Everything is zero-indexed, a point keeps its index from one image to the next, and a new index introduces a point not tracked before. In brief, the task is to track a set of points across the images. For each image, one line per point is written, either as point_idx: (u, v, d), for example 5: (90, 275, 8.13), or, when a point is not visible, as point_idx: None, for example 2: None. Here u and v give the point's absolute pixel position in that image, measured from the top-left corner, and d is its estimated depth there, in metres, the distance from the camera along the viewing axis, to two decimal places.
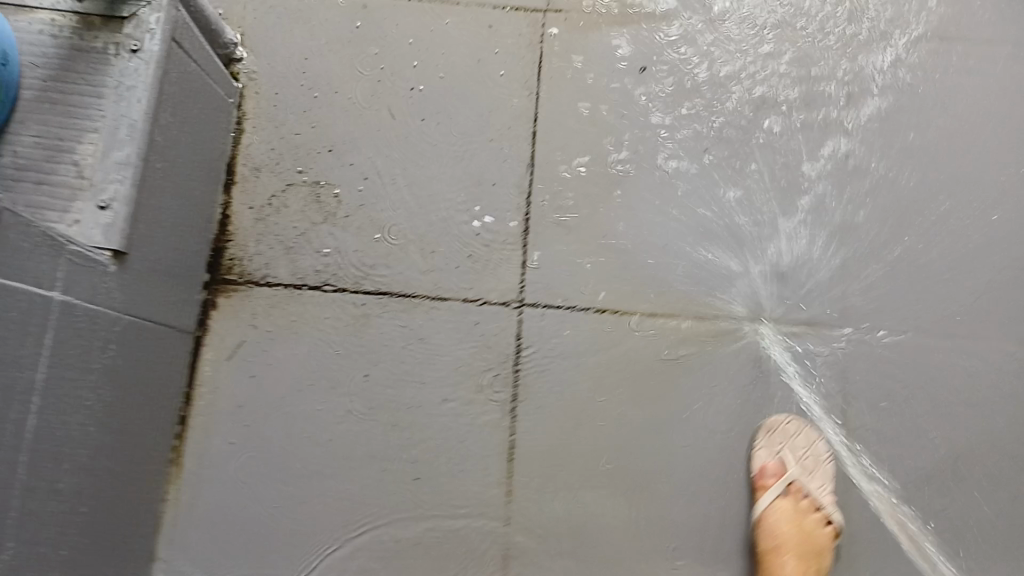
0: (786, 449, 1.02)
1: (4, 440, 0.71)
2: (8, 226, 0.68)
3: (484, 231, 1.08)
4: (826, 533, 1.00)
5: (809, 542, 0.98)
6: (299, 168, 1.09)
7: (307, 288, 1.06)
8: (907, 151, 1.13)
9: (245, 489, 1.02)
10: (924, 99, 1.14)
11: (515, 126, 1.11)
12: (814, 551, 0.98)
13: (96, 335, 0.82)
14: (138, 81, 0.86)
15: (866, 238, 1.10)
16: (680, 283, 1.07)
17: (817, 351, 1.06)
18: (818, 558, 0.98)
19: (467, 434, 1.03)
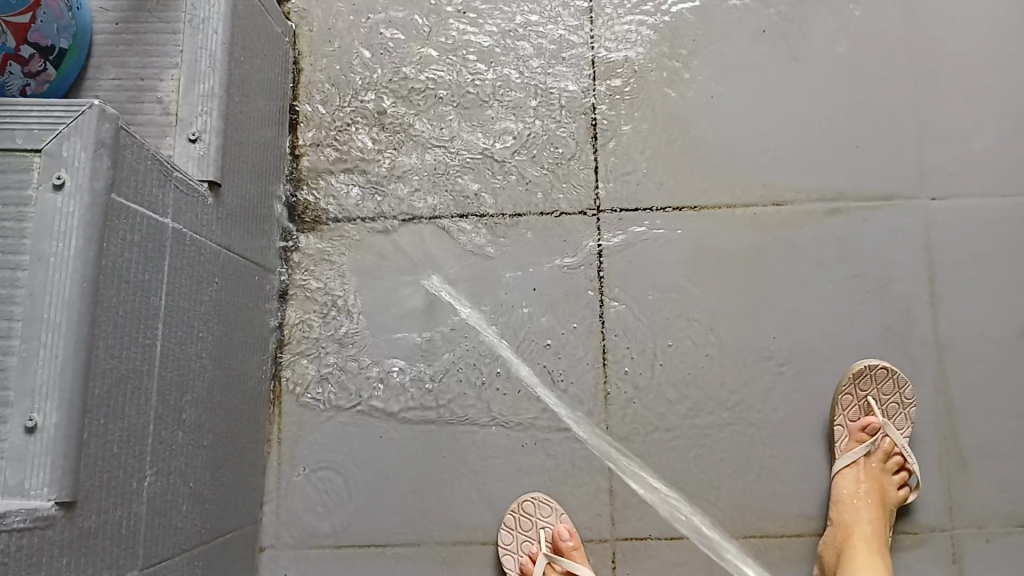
0: (872, 396, 1.00)
1: (137, 363, 0.70)
2: (125, 147, 0.67)
3: (553, 140, 1.08)
4: (901, 493, 0.99)
5: (884, 495, 0.98)
6: (363, 101, 1.10)
7: (385, 219, 1.08)
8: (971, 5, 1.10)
9: (349, 419, 1.04)
10: None
11: (571, 34, 1.10)
12: (886, 506, 0.98)
13: (203, 267, 0.82)
14: (212, 13, 0.86)
15: (938, 104, 1.08)
16: (752, 171, 1.07)
17: (901, 223, 1.05)
18: (889, 516, 0.98)
19: (558, 343, 1.04)
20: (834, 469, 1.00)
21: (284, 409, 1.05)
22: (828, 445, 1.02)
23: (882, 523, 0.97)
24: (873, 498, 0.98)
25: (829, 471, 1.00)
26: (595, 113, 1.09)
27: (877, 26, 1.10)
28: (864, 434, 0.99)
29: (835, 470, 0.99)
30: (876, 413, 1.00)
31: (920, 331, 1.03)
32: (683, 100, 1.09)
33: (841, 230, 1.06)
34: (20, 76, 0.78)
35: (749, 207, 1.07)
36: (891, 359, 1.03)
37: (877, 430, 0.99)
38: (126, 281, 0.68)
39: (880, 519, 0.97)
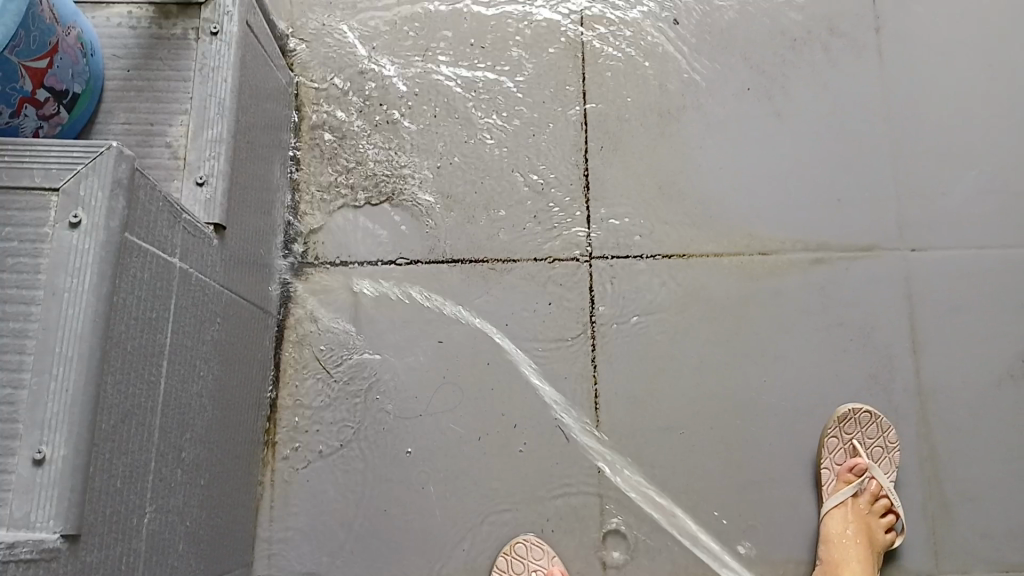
0: (858, 438, 1.03)
1: (142, 398, 0.71)
2: (139, 188, 0.69)
3: (548, 189, 1.12)
4: (889, 536, 1.01)
5: (872, 538, 1.00)
6: (363, 148, 1.13)
7: (383, 263, 1.10)
8: (947, 64, 1.15)
9: (343, 460, 1.04)
10: (955, 19, 1.17)
11: (564, 88, 1.15)
12: (873, 548, 1.00)
13: (206, 307, 0.84)
14: (222, 62, 0.89)
15: (912, 159, 1.13)
16: (739, 221, 1.11)
17: (881, 272, 1.09)
18: (877, 558, 1.00)
19: (551, 386, 1.06)
20: (823, 509, 1.01)
21: (277, 451, 1.05)
22: (816, 487, 1.03)
23: (870, 564, 0.99)
24: (861, 539, 0.99)
25: (818, 512, 1.02)
26: (587, 164, 1.13)
27: (855, 84, 1.15)
28: (852, 475, 1.02)
29: (823, 510, 1.01)
30: (862, 455, 1.02)
31: (903, 376, 1.06)
32: (672, 151, 1.13)
33: (826, 278, 1.09)
34: (34, 119, 0.78)
35: (736, 255, 1.10)
36: (875, 406, 1.06)
37: (864, 471, 1.02)
38: (135, 318, 0.69)
39: (868, 560, 0.99)
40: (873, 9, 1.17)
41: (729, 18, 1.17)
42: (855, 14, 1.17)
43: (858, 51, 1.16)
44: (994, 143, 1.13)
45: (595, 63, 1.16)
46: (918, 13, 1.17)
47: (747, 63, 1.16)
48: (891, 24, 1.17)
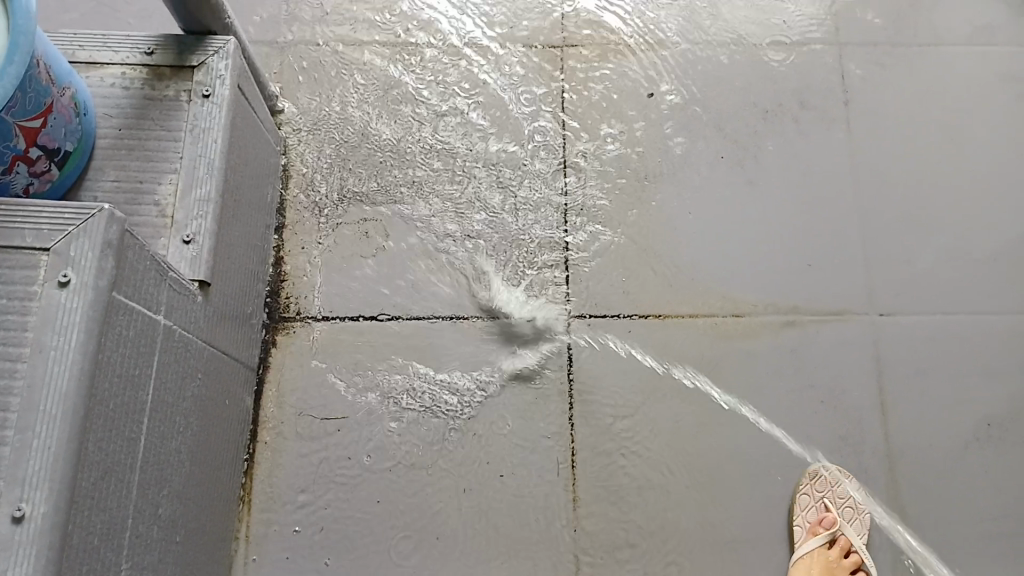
0: (829, 496, 1.05)
1: (122, 456, 0.72)
2: (128, 248, 0.71)
3: (529, 249, 1.14)
4: None
5: None
6: (347, 206, 1.15)
7: (364, 319, 1.12)
8: (910, 138, 1.20)
9: (320, 516, 1.04)
10: (919, 94, 1.22)
11: (546, 152, 1.18)
12: None
13: (188, 363, 0.85)
14: (213, 124, 0.92)
15: (880, 226, 1.17)
16: (713, 283, 1.14)
17: (850, 336, 1.12)
18: None
19: (528, 444, 1.07)
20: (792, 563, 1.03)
21: (253, 506, 1.04)
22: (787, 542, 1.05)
23: None
24: None
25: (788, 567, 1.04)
26: (566, 227, 1.15)
27: (824, 154, 1.20)
28: (821, 528, 1.03)
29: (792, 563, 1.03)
30: (833, 511, 1.04)
31: (873, 438, 1.09)
32: (649, 214, 1.16)
33: (798, 340, 1.12)
34: (25, 176, 0.80)
35: (710, 317, 1.13)
36: (845, 468, 1.08)
37: (835, 526, 1.04)
38: (118, 375, 0.70)
39: None
40: (840, 84, 1.23)
41: (703, 89, 1.22)
42: (823, 88, 1.22)
43: (826, 123, 1.21)
44: (956, 213, 1.18)
45: (574, 130, 1.19)
46: (883, 89, 1.23)
47: (720, 132, 1.20)
48: (857, 99, 1.22)
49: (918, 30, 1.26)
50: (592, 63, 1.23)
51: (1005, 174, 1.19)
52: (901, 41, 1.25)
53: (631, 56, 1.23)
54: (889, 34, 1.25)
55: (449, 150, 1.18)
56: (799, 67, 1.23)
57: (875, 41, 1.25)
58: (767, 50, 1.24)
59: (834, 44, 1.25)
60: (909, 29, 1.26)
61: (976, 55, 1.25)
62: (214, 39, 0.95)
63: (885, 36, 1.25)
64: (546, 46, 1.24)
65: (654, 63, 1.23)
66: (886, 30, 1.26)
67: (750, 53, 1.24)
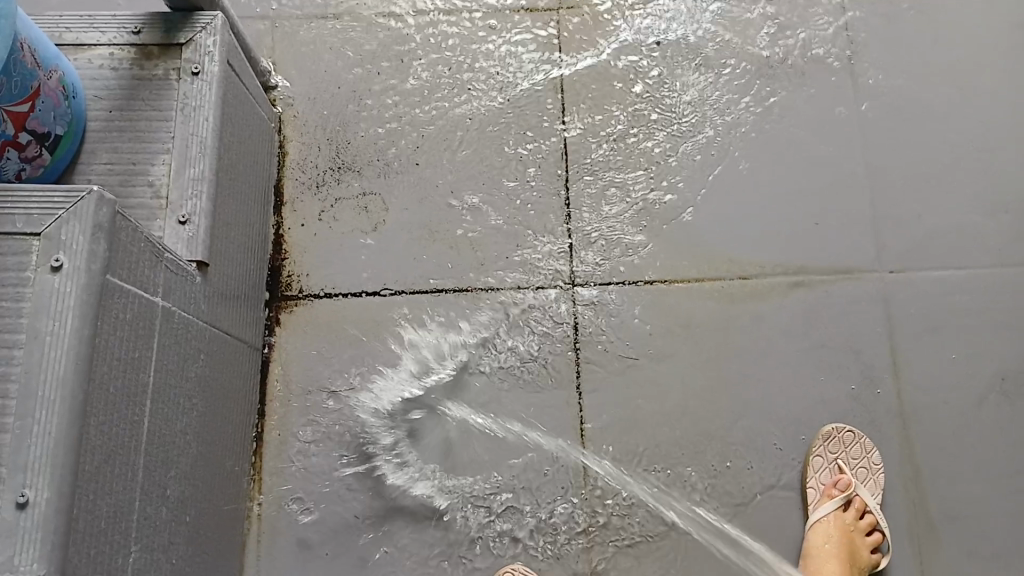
0: (842, 458, 1.04)
1: (126, 439, 0.72)
2: (120, 230, 0.70)
3: (530, 216, 1.13)
4: (875, 555, 1.02)
5: (856, 555, 1.01)
6: (345, 181, 1.14)
7: (366, 294, 1.11)
8: (918, 92, 1.18)
9: (331, 492, 1.04)
10: (925, 44, 1.19)
11: (545, 118, 1.16)
12: (857, 564, 1.01)
13: (190, 345, 0.85)
14: (204, 101, 0.91)
15: (887, 182, 1.15)
16: (720, 246, 1.12)
17: (859, 294, 1.11)
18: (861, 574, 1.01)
19: (536, 415, 1.07)
20: (809, 526, 1.02)
21: (264, 485, 1.04)
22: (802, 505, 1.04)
23: None
24: (844, 554, 1.00)
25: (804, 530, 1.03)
26: (567, 196, 1.14)
27: (830, 110, 1.17)
28: (836, 490, 1.03)
29: (809, 527, 1.02)
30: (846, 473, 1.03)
31: (884, 397, 1.07)
32: (651, 177, 1.14)
33: (806, 300, 1.10)
34: (16, 161, 0.79)
35: (716, 280, 1.11)
36: (858, 428, 1.06)
37: (848, 488, 1.03)
38: (117, 358, 0.70)
39: None
40: (845, 38, 1.20)
41: (703, 49, 1.19)
42: (826, 42, 1.19)
43: (831, 78, 1.18)
44: (965, 167, 1.15)
45: (572, 96, 1.17)
46: (888, 43, 1.19)
47: (722, 93, 1.17)
48: (861, 53, 1.19)
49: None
50: (588, 26, 1.20)
51: (1016, 122, 1.16)
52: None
53: (628, 17, 1.21)
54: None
55: (446, 123, 1.16)
56: (801, 21, 1.20)
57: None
58: (767, 5, 1.21)
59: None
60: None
61: (983, 3, 1.21)
62: (200, 15, 0.93)
63: None
64: (542, 10, 1.21)
65: (652, 23, 1.20)
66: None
67: (750, 10, 1.21)
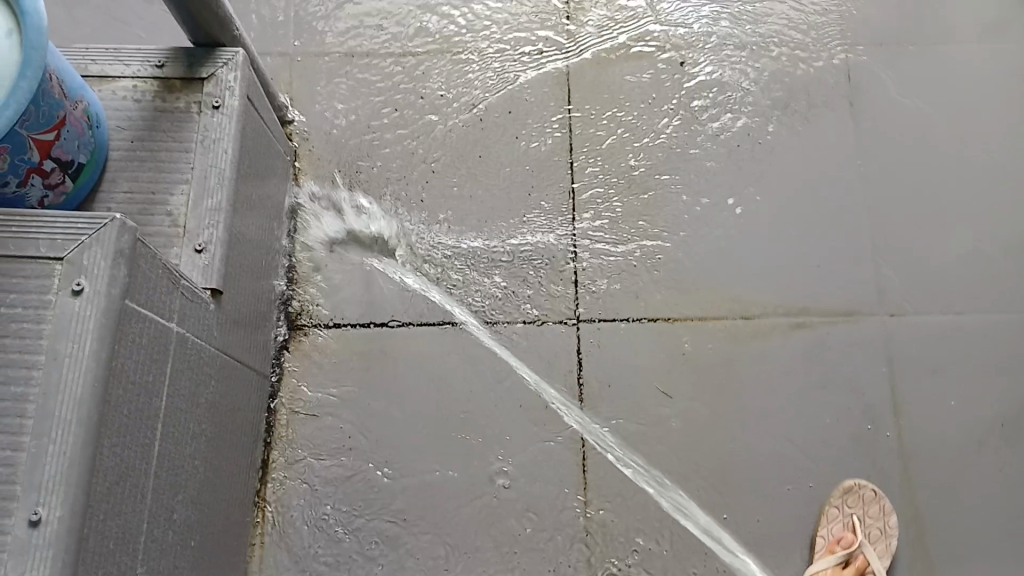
0: (859, 514, 1.03)
1: (137, 461, 0.73)
2: (141, 257, 0.72)
3: (538, 252, 1.15)
4: None
5: None
6: (356, 215, 1.16)
7: (374, 325, 1.12)
8: (920, 137, 1.20)
9: (334, 522, 1.05)
10: (925, 92, 1.22)
11: (553, 157, 1.19)
12: None
13: (202, 371, 0.86)
14: (223, 134, 0.93)
15: (889, 225, 1.16)
16: (723, 286, 1.14)
17: (861, 335, 1.12)
18: None
19: (539, 448, 1.08)
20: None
21: (268, 513, 1.05)
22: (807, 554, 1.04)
23: None
24: None
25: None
26: (574, 233, 1.16)
27: (834, 154, 1.19)
28: (839, 546, 1.02)
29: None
30: (858, 531, 1.02)
31: (886, 439, 1.08)
32: (656, 217, 1.17)
33: (809, 341, 1.12)
34: (40, 188, 0.82)
35: (719, 319, 1.13)
36: (859, 469, 1.07)
37: (853, 546, 1.02)
38: (132, 382, 0.71)
39: None
40: (849, 84, 1.22)
41: (709, 91, 1.22)
42: (830, 87, 1.22)
43: (833, 122, 1.21)
44: (965, 212, 1.17)
45: (580, 136, 1.20)
46: (891, 89, 1.22)
47: (728, 135, 1.20)
48: (865, 99, 1.22)
49: (925, 28, 1.25)
50: (598, 68, 1.23)
51: (1014, 170, 1.19)
52: (908, 40, 1.25)
53: (635, 60, 1.24)
54: (896, 33, 1.25)
55: (456, 159, 1.19)
56: (806, 67, 1.23)
57: (883, 39, 1.25)
58: (772, 51, 1.24)
59: (841, 43, 1.24)
60: (916, 27, 1.25)
61: (983, 53, 1.24)
62: (223, 51, 0.96)
63: (890, 35, 1.25)
64: (552, 52, 1.24)
65: (660, 65, 1.23)
66: (894, 29, 1.25)
67: (757, 54, 1.24)
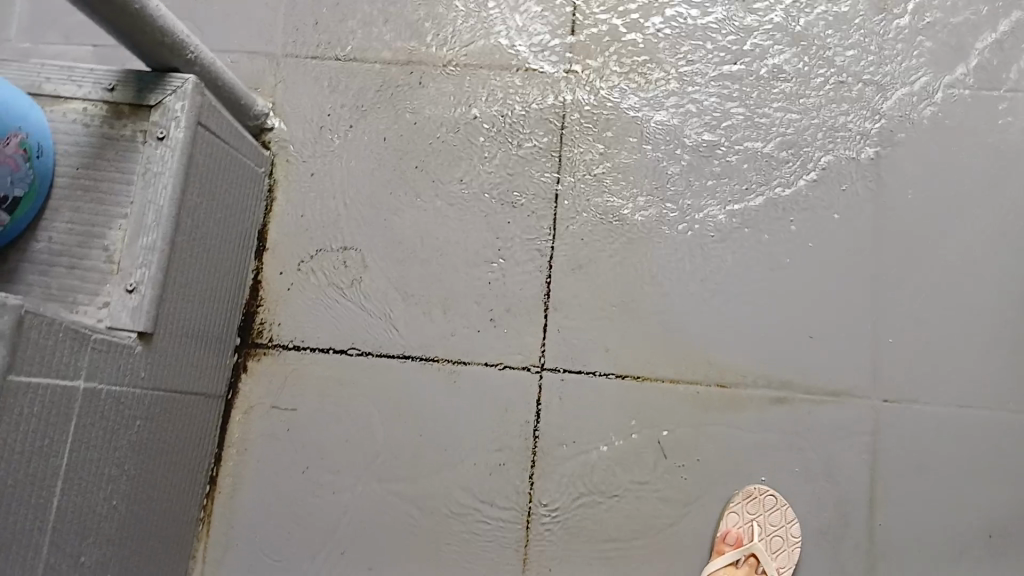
0: (756, 519, 1.00)
1: (28, 522, 0.74)
2: (31, 327, 0.72)
3: (509, 291, 1.09)
4: None
5: None
6: (328, 235, 1.13)
7: (333, 351, 1.10)
8: (943, 204, 1.08)
9: (272, 547, 1.06)
10: (962, 153, 1.09)
11: (540, 187, 1.11)
12: None
13: (122, 415, 0.86)
14: (165, 168, 0.90)
15: (896, 301, 1.06)
16: (703, 348, 1.06)
17: (844, 421, 1.03)
18: None
19: (487, 499, 1.04)
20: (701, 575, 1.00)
21: (212, 530, 1.07)
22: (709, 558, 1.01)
23: None
24: None
25: None
26: (554, 233, 1.10)
27: (844, 214, 1.08)
28: (732, 546, 0.99)
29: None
30: (755, 536, 0.99)
31: (853, 534, 1.00)
32: (641, 263, 1.09)
33: (783, 418, 1.04)
34: None
35: (690, 383, 1.05)
36: (817, 563, 1.00)
37: (746, 548, 0.99)
38: (19, 451, 0.72)
39: None
40: (875, 136, 1.10)
41: (717, 131, 1.11)
42: (853, 138, 1.10)
43: (850, 177, 1.09)
44: (982, 294, 1.05)
45: (569, 142, 1.12)
46: (922, 145, 1.09)
47: (730, 181, 1.10)
48: (892, 154, 1.09)
49: (972, 76, 1.11)
50: (599, 89, 1.13)
51: None
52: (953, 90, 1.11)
53: (643, 84, 1.13)
54: (939, 80, 1.11)
55: (438, 153, 1.13)
56: (828, 110, 1.11)
57: (921, 85, 1.11)
58: (796, 88, 1.12)
59: (873, 87, 1.11)
60: (961, 72, 1.11)
61: None
62: (173, 78, 0.92)
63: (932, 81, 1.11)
64: (552, 67, 1.14)
65: (667, 94, 1.13)
66: (938, 74, 1.11)
67: (775, 92, 1.12)
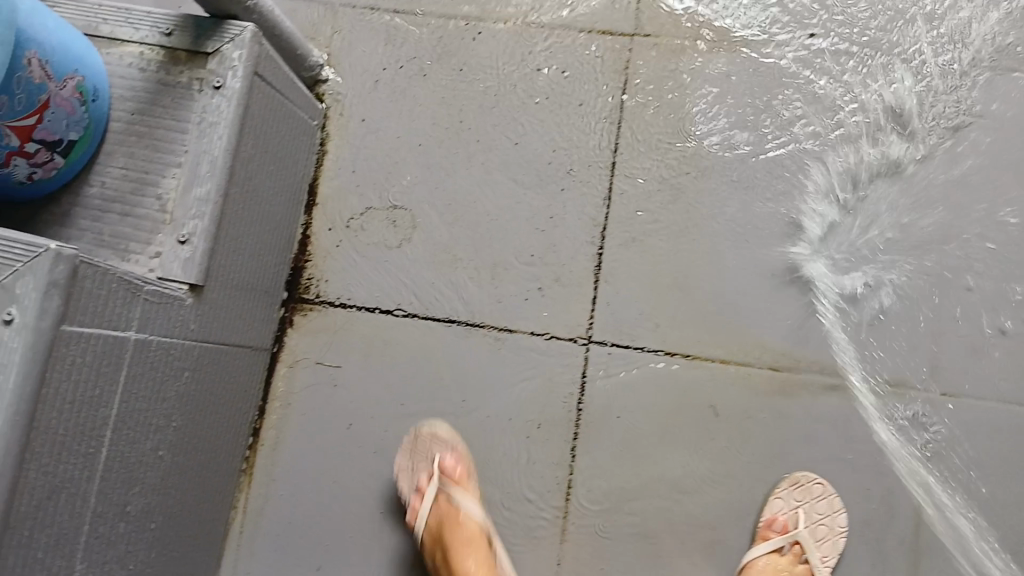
0: (803, 506, 0.98)
1: (77, 471, 0.75)
2: (84, 279, 0.71)
3: (560, 259, 1.07)
4: None
5: None
6: (378, 192, 1.11)
7: (379, 310, 1.09)
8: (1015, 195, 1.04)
9: (311, 502, 1.06)
10: None
11: (597, 154, 1.08)
12: None
13: (171, 367, 0.86)
14: (220, 119, 0.87)
15: (960, 292, 1.03)
16: (756, 329, 1.03)
17: (898, 412, 1.01)
18: None
19: (528, 468, 1.03)
20: (743, 559, 0.98)
21: (253, 482, 1.07)
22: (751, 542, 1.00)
23: None
24: None
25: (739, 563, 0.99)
26: (609, 202, 1.07)
27: (911, 200, 1.04)
28: (778, 533, 0.97)
29: (743, 561, 0.98)
30: (801, 523, 0.97)
31: (901, 529, 0.98)
32: (696, 238, 1.06)
33: (834, 405, 1.01)
34: (26, 167, 0.79)
35: (742, 364, 1.03)
36: (861, 554, 0.98)
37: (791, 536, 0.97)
38: (69, 401, 0.72)
39: None
40: (950, 119, 1.05)
41: (786, 106, 1.07)
42: (927, 119, 1.05)
43: (920, 161, 1.05)
44: None
45: (629, 109, 1.09)
46: (998, 133, 1.05)
47: (797, 158, 1.06)
48: (965, 140, 1.05)
49: None
50: (664, 55, 1.09)
51: None
52: None
53: (709, 52, 1.09)
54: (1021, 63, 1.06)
55: (494, 114, 1.10)
56: (902, 88, 1.06)
57: (1004, 67, 1.06)
58: (870, 65, 1.07)
59: (954, 67, 1.06)
60: None
61: None
62: (231, 25, 0.89)
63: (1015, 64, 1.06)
64: (615, 31, 1.10)
65: (735, 64, 1.08)
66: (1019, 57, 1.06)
67: (846, 68, 1.07)
